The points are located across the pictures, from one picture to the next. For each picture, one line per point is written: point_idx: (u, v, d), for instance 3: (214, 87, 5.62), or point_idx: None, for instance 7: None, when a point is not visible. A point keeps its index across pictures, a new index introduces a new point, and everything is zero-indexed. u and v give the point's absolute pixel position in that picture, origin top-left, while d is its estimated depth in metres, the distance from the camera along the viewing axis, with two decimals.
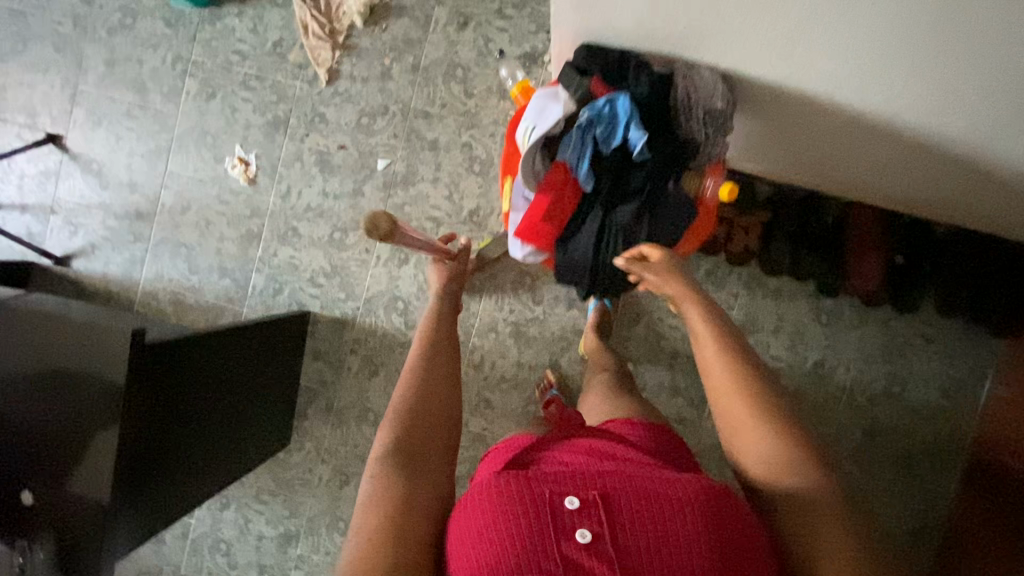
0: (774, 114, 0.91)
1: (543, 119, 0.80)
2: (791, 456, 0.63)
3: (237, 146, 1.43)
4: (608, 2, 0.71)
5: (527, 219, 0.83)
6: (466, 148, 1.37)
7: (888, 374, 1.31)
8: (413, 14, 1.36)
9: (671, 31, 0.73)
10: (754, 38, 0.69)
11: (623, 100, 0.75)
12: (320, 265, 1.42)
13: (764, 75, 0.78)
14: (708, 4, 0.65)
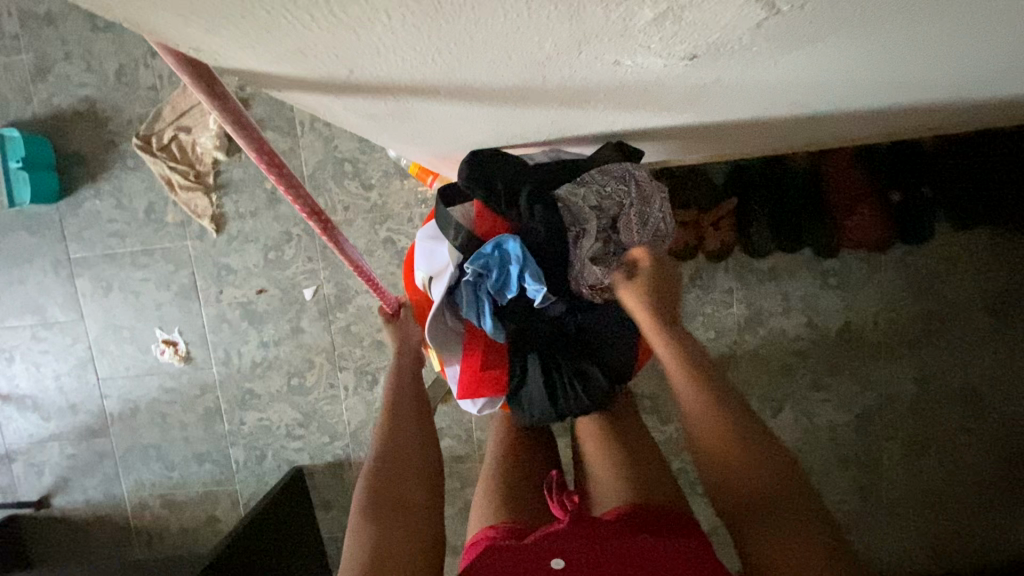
0: (698, 136, 0.74)
1: (436, 266, 0.68)
2: (754, 469, 0.56)
3: (157, 329, 1.30)
4: (445, 132, 0.58)
5: (465, 376, 0.72)
6: (389, 243, 1.22)
7: (922, 311, 1.16)
8: (274, 124, 1.20)
9: (536, 128, 0.58)
10: (632, 116, 0.56)
11: (512, 242, 0.63)
12: (292, 417, 1.30)
13: (668, 124, 0.62)
14: (563, 107, 0.50)
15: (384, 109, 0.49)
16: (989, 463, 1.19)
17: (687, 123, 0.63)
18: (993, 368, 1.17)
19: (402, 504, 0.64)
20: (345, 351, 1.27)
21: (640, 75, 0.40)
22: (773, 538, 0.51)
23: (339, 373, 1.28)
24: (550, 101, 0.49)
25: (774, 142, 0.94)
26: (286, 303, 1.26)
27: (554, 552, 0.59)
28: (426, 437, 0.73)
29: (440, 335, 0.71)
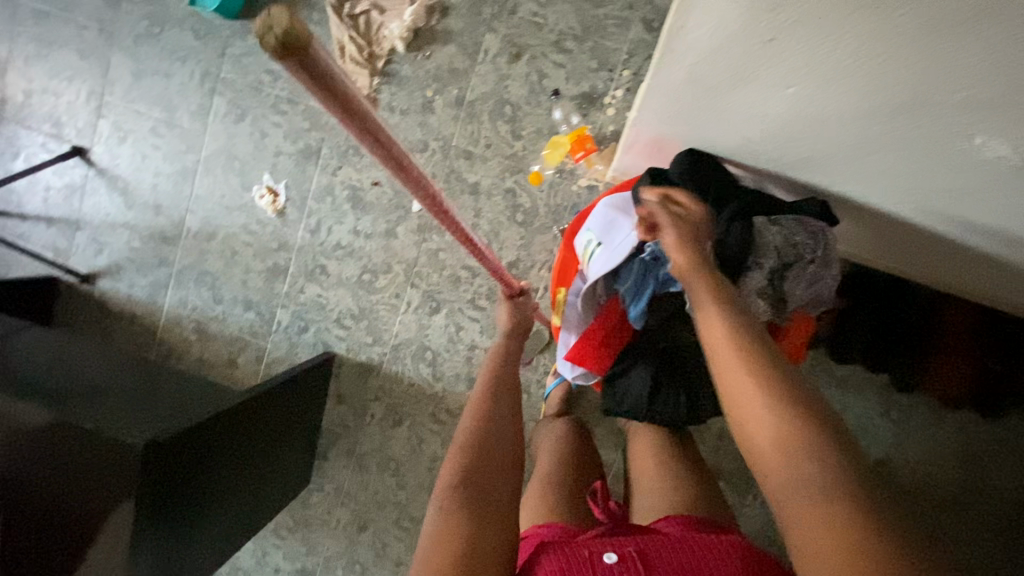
0: (874, 227, 0.78)
1: (611, 236, 0.84)
2: (788, 432, 0.52)
3: (265, 174, 1.33)
4: (712, 121, 0.66)
5: (584, 342, 0.89)
6: (510, 194, 1.25)
7: (961, 481, 1.18)
8: (461, 42, 1.22)
9: (778, 156, 0.68)
10: (877, 186, 0.65)
11: (702, 244, 0.72)
12: (348, 307, 1.34)
13: (883, 202, 0.67)
14: (844, 142, 0.59)
15: (717, 79, 0.58)
16: None
17: (898, 212, 0.69)
18: (998, 565, 1.16)
19: (490, 486, 0.68)
20: (424, 271, 1.30)
21: (978, 128, 0.49)
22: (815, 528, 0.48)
23: (408, 287, 1.31)
24: (855, 127, 0.56)
25: (914, 264, 0.98)
26: (393, 205, 1.29)
27: (604, 549, 0.64)
28: (516, 429, 0.77)
29: (588, 298, 0.89)
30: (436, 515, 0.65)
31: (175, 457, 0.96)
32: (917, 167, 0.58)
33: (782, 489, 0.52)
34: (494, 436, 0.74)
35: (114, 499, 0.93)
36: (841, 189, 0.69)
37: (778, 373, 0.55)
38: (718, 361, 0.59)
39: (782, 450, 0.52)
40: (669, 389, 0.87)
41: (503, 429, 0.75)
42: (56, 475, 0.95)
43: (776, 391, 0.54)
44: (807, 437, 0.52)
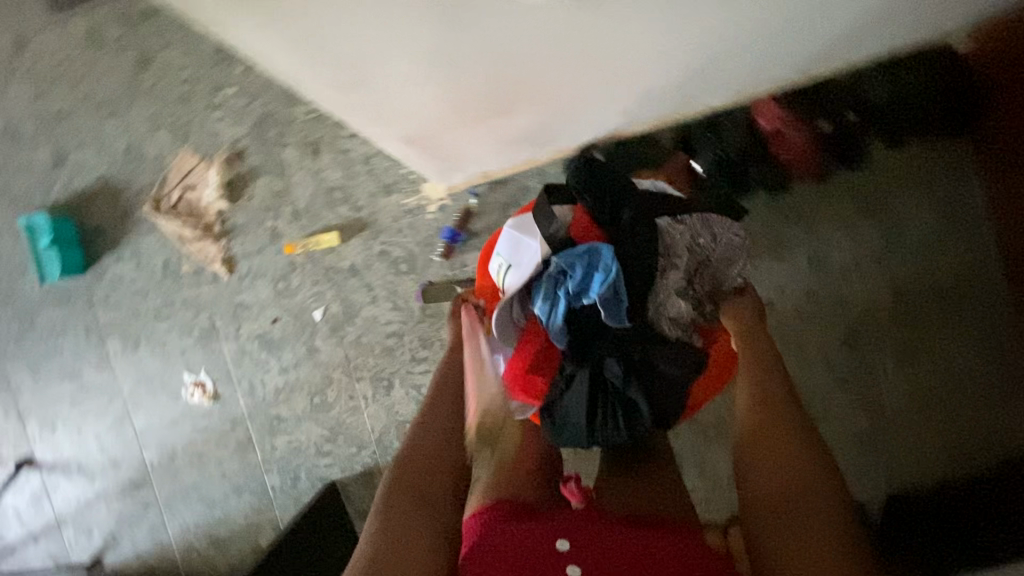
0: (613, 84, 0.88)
1: (519, 257, 0.98)
2: (793, 469, 0.73)
3: (185, 374, 1.39)
4: (401, 104, 0.78)
5: (514, 367, 0.98)
6: (384, 255, 1.33)
7: (880, 228, 1.26)
8: (268, 169, 1.34)
9: (477, 93, 0.79)
10: (569, 66, 0.76)
11: (607, 251, 0.91)
12: (320, 434, 1.38)
13: (579, 71, 0.78)
14: (487, 60, 0.69)
15: (350, 76, 0.69)
16: (974, 361, 1.25)
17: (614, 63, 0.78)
18: (963, 268, 1.25)
19: (431, 492, 0.80)
20: (360, 362, 1.36)
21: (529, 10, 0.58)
22: (794, 533, 0.67)
23: (356, 384, 1.36)
24: (472, 52, 0.66)
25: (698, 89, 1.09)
26: (299, 327, 1.36)
27: (557, 539, 0.77)
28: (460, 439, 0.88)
29: (506, 321, 0.97)
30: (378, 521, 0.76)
31: None
32: (540, 50, 0.69)
33: (774, 505, 0.71)
34: (428, 449, 0.84)
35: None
36: (544, 81, 0.80)
37: (796, 437, 0.77)
38: (756, 419, 0.80)
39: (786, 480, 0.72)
40: (605, 403, 0.94)
41: (448, 443, 0.86)
42: None
43: (793, 447, 0.75)
44: (805, 476, 0.72)
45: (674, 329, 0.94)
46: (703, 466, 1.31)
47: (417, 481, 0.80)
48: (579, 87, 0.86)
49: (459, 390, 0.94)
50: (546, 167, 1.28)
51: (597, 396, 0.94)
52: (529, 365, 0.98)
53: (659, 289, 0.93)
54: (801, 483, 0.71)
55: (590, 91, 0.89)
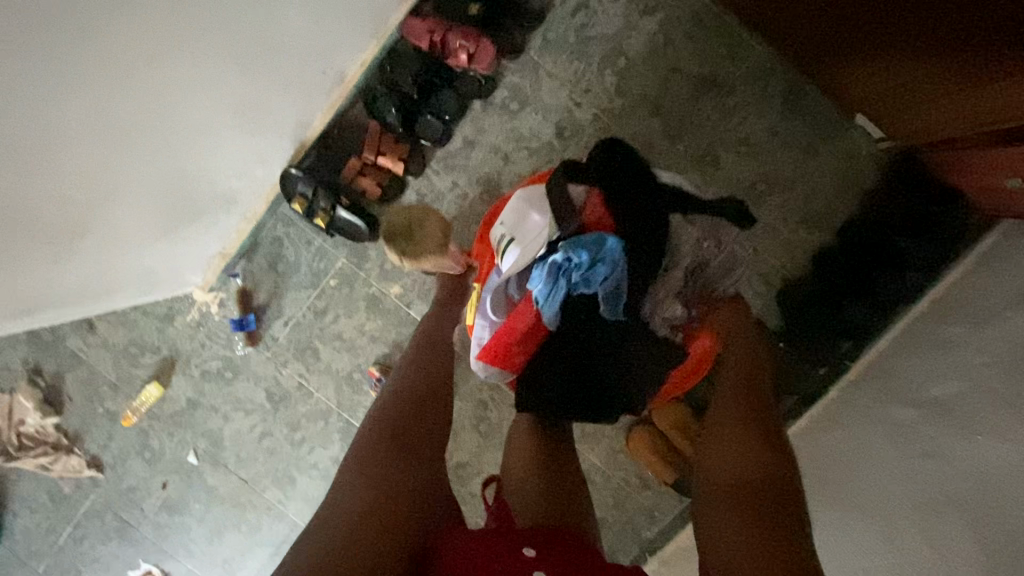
0: (162, 144, 0.82)
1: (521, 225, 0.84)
2: (745, 453, 0.68)
3: (131, 572, 1.43)
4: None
5: (497, 344, 0.86)
6: (208, 374, 1.32)
7: (603, 61, 1.14)
8: (66, 366, 1.34)
9: (43, 255, 0.80)
10: (34, 179, 0.68)
11: (615, 243, 0.77)
12: (267, 553, 1.39)
13: (80, 179, 0.74)
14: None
15: None
16: (769, 124, 1.15)
17: (79, 138, 0.69)
18: (704, 48, 1.13)
19: (424, 432, 0.81)
20: (255, 475, 1.36)
21: None
22: (724, 521, 0.62)
23: (265, 494, 1.36)
24: None
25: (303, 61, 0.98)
26: (187, 478, 1.37)
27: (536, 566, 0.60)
28: (446, 392, 0.91)
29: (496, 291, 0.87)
30: (363, 455, 0.75)
31: None
32: (1, 213, 0.67)
33: (718, 486, 0.67)
34: (400, 425, 0.81)
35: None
36: (74, 206, 0.77)
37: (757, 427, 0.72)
38: (725, 409, 0.77)
39: (739, 466, 0.67)
40: (580, 389, 0.84)
41: (436, 393, 0.89)
42: None
43: (756, 436, 0.71)
44: (761, 455, 0.67)
45: (665, 328, 0.84)
46: None
47: (409, 423, 0.82)
48: (111, 170, 0.78)
49: (432, 345, 1.00)
50: (277, 211, 1.23)
51: (576, 381, 0.84)
52: (509, 350, 0.86)
53: (659, 284, 0.82)
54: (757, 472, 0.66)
55: (144, 174, 0.83)
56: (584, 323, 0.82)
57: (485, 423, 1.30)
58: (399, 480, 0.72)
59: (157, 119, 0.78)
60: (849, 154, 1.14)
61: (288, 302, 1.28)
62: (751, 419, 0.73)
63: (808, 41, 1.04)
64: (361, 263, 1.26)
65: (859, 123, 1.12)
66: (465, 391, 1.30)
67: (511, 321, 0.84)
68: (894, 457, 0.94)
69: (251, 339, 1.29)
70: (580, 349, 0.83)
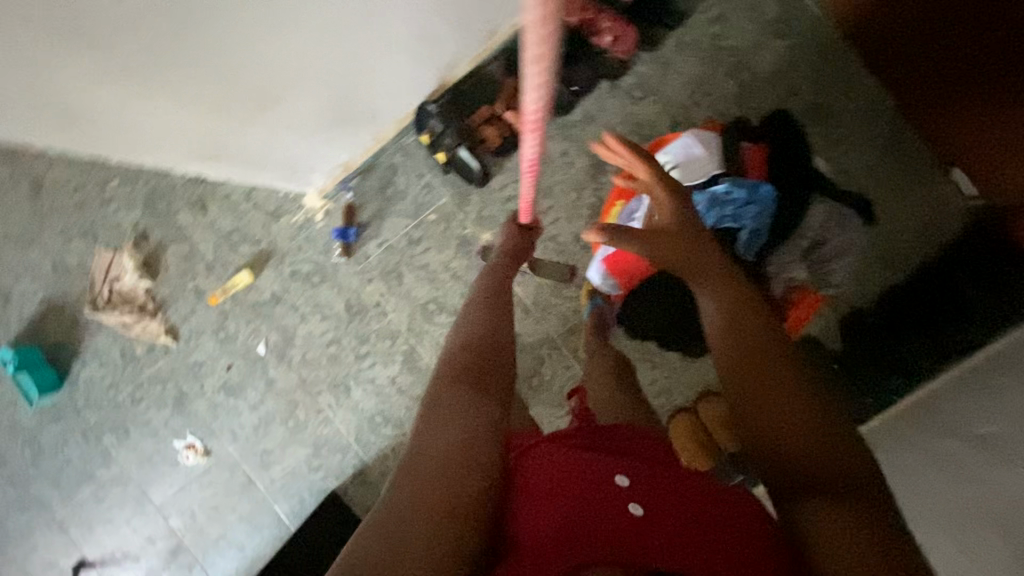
0: (351, 50, 0.91)
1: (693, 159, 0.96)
2: (805, 432, 0.63)
3: (176, 441, 1.52)
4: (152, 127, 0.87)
5: None
6: (296, 274, 1.42)
7: (728, 71, 1.24)
8: (171, 238, 1.45)
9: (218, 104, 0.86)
10: (257, 35, 0.76)
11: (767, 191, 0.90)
12: (305, 452, 1.48)
13: (284, 54, 0.82)
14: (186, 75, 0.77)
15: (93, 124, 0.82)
16: (866, 162, 1.24)
17: (307, 22, 0.79)
18: (823, 78, 1.23)
19: (489, 380, 0.76)
20: (313, 377, 1.45)
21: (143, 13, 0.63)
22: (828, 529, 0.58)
23: (317, 397, 1.45)
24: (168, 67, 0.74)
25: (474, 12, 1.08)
26: (251, 365, 1.46)
27: (629, 500, 0.66)
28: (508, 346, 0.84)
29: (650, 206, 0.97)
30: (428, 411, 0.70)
31: None
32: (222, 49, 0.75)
33: (792, 477, 0.63)
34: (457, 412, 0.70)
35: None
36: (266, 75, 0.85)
37: (801, 393, 0.65)
38: (740, 368, 0.69)
39: (810, 452, 0.62)
40: None
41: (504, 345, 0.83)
42: None
43: (806, 407, 0.65)
44: (831, 443, 0.62)
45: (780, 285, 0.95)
46: (653, 357, 1.35)
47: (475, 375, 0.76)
48: (308, 57, 0.86)
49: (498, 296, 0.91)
50: (400, 140, 1.34)
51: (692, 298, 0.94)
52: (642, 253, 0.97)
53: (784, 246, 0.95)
54: (830, 459, 0.62)
55: (327, 70, 0.92)
56: (715, 248, 0.93)
57: (537, 377, 1.39)
58: (458, 486, 0.62)
59: (363, 26, 0.88)
60: (934, 201, 1.23)
61: (387, 225, 1.38)
62: (796, 388, 0.66)
63: (920, 93, 1.14)
64: (461, 204, 1.35)
65: (954, 177, 1.21)
66: (525, 344, 1.39)
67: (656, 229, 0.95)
68: (945, 479, 1.00)
69: (346, 251, 1.39)
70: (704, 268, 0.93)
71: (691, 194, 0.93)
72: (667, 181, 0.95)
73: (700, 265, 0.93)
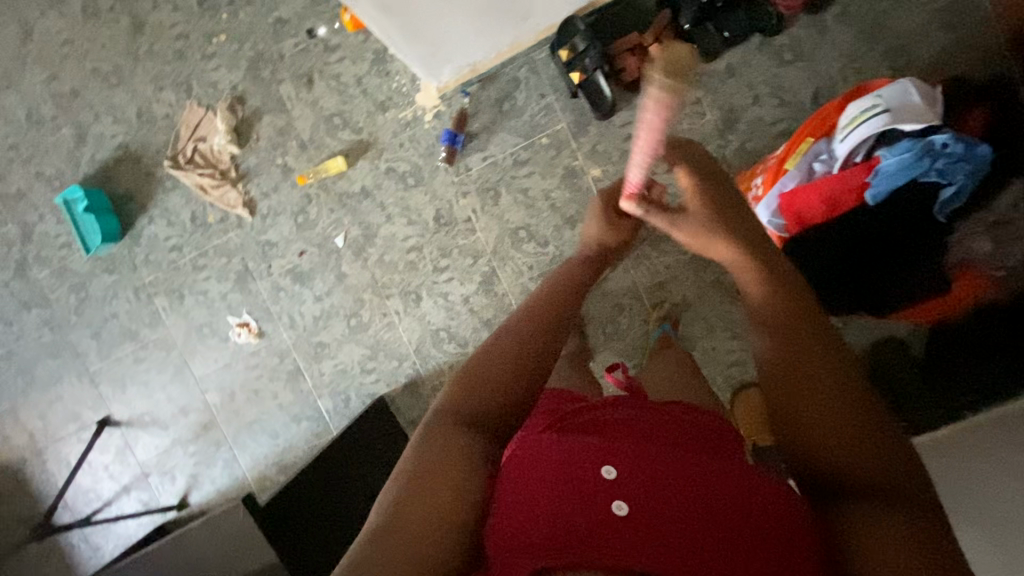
0: None
1: (894, 101, 0.77)
2: (840, 429, 0.56)
3: (230, 317, 1.48)
4: None
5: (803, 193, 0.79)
6: (391, 172, 1.38)
7: (884, 52, 1.20)
8: (269, 108, 1.39)
9: None
10: None
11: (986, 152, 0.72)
12: (361, 353, 1.45)
13: None
14: None
15: None
16: None
17: None
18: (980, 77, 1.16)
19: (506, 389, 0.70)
20: (386, 280, 1.42)
21: None
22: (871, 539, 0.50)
23: (387, 301, 1.43)
24: None
25: None
26: (325, 255, 1.43)
27: (614, 496, 0.58)
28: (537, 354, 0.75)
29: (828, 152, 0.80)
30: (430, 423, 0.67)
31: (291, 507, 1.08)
32: None
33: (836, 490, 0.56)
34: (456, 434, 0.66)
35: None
36: None
37: (833, 395, 0.58)
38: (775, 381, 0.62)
39: (849, 445, 0.56)
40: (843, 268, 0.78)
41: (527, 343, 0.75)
42: None
43: (841, 412, 0.57)
44: (863, 444, 0.55)
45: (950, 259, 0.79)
46: (734, 327, 1.33)
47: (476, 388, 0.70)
48: None
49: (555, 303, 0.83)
50: (531, 55, 1.29)
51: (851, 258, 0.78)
52: (813, 203, 0.79)
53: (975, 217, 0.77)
54: (862, 467, 0.55)
55: None
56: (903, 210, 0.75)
57: (613, 324, 1.37)
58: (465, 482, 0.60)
59: None
60: None
61: (497, 140, 1.34)
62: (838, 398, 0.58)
63: None
64: (579, 134, 1.31)
65: None
66: (608, 289, 1.37)
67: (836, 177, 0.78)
68: (1003, 472, 0.90)
69: (450, 157, 1.33)
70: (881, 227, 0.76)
71: (896, 142, 0.75)
72: (866, 126, 0.76)
73: (873, 225, 0.76)
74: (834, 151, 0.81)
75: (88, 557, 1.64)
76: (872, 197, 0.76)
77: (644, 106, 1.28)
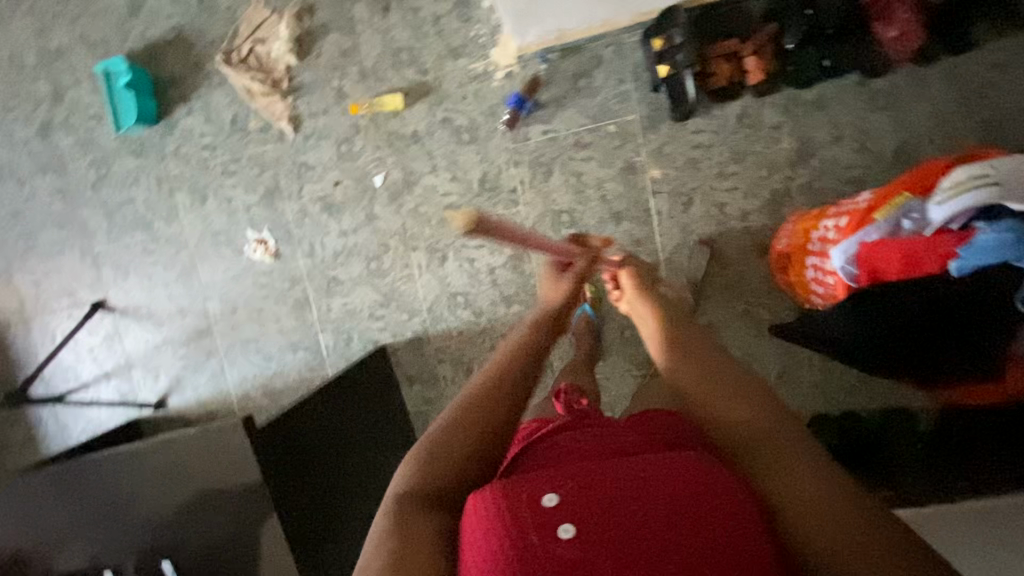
0: None
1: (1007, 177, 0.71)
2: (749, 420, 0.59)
3: (248, 231, 1.44)
4: None
5: (882, 247, 0.77)
6: (447, 122, 1.32)
7: (980, 122, 1.16)
8: (337, 25, 1.32)
9: None
10: None
11: None
12: (373, 298, 1.42)
13: None
14: None
15: None
16: None
17: None
18: None
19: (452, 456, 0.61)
20: (416, 231, 1.37)
21: None
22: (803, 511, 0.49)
23: (411, 253, 1.39)
24: None
25: None
26: (360, 191, 1.38)
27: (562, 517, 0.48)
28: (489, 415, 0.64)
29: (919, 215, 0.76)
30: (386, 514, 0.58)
31: (287, 439, 1.05)
32: None
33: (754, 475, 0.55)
34: (419, 519, 0.56)
35: (261, 514, 0.97)
36: None
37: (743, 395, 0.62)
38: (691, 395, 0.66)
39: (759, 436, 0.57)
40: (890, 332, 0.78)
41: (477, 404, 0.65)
42: (216, 518, 0.99)
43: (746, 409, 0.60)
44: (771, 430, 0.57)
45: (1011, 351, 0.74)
46: (751, 360, 1.30)
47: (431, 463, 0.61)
48: None
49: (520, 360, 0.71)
50: (620, 37, 1.23)
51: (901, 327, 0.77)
52: (890, 260, 0.76)
53: None
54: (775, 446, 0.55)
55: None
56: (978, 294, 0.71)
57: (631, 330, 1.35)
58: None
59: None
60: None
61: (563, 115, 1.28)
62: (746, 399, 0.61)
63: None
64: (648, 130, 1.26)
65: None
66: None
67: (921, 240, 0.74)
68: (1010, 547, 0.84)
69: (512, 121, 1.27)
70: (944, 310, 0.73)
71: (999, 219, 0.70)
72: (966, 196, 0.71)
73: (947, 302, 0.73)
74: (927, 212, 0.76)
75: (55, 434, 1.62)
76: (956, 269, 0.72)
77: (721, 118, 1.23)
